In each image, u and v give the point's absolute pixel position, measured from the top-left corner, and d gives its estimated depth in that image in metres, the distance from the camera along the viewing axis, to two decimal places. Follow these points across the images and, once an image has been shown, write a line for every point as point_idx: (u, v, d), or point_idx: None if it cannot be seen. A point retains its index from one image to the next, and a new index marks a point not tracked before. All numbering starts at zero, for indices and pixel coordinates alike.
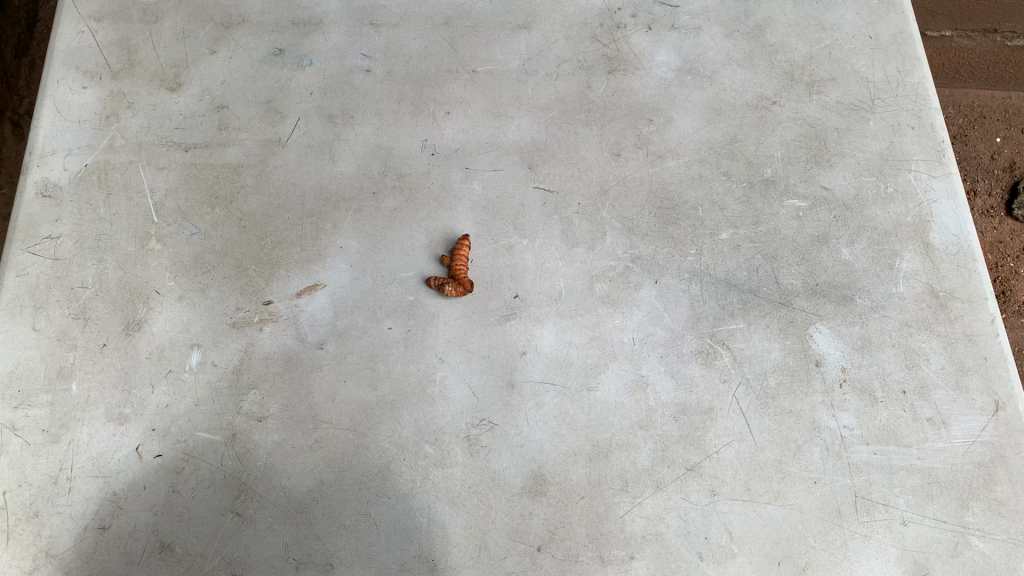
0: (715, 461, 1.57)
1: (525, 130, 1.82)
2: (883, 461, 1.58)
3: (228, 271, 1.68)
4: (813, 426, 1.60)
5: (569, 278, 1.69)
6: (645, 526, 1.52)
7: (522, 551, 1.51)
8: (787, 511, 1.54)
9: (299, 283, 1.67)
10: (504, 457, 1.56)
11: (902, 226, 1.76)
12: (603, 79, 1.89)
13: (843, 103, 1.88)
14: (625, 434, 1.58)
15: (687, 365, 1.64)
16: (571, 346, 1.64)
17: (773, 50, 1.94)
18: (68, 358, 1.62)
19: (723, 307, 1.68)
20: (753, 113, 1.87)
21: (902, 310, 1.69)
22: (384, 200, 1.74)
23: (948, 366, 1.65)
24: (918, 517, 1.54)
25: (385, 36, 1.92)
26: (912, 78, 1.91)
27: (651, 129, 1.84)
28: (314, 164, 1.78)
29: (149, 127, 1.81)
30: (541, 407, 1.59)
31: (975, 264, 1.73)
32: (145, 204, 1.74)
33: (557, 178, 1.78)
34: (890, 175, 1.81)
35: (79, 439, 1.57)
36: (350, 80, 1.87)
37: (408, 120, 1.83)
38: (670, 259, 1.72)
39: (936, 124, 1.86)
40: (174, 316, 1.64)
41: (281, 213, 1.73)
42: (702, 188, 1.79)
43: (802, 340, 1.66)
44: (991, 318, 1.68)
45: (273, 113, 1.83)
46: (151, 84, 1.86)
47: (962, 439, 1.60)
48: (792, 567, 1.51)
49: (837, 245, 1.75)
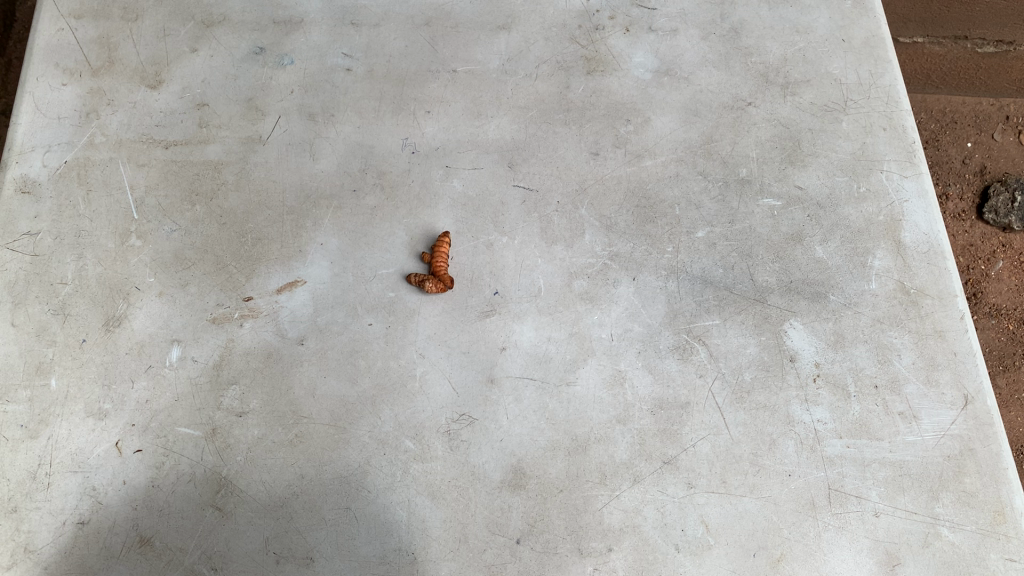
0: (692, 454, 1.59)
1: (504, 129, 1.84)
2: (856, 454, 1.61)
3: (209, 268, 1.68)
4: (788, 420, 1.63)
5: (548, 275, 1.71)
6: (623, 519, 1.54)
7: (502, 543, 1.52)
8: (762, 504, 1.57)
9: (279, 279, 1.68)
10: (483, 451, 1.57)
11: (875, 224, 1.80)
12: (582, 80, 1.91)
13: (817, 105, 1.92)
14: (603, 428, 1.60)
15: (665, 360, 1.66)
16: (550, 342, 1.66)
17: (748, 51, 1.98)
18: (48, 354, 1.62)
19: (700, 303, 1.71)
20: (728, 114, 1.90)
21: (874, 306, 1.73)
22: (365, 197, 1.76)
23: (919, 361, 1.69)
24: (890, 509, 1.57)
25: (365, 35, 1.94)
26: (883, 81, 1.95)
27: (628, 129, 1.87)
28: (295, 161, 1.79)
29: (129, 124, 1.82)
30: (520, 402, 1.61)
31: (945, 263, 1.77)
32: (125, 200, 1.74)
33: (537, 177, 1.80)
34: (863, 175, 1.85)
35: (58, 434, 1.56)
36: (330, 78, 1.88)
37: (388, 119, 1.84)
38: (648, 255, 1.74)
39: (907, 125, 1.90)
40: (154, 312, 1.65)
41: (262, 211, 1.74)
42: (679, 187, 1.81)
43: (777, 336, 1.69)
44: (960, 314, 1.72)
45: (254, 111, 1.84)
46: (131, 81, 1.86)
47: (932, 432, 1.63)
48: (767, 559, 1.54)
49: (811, 244, 1.78)
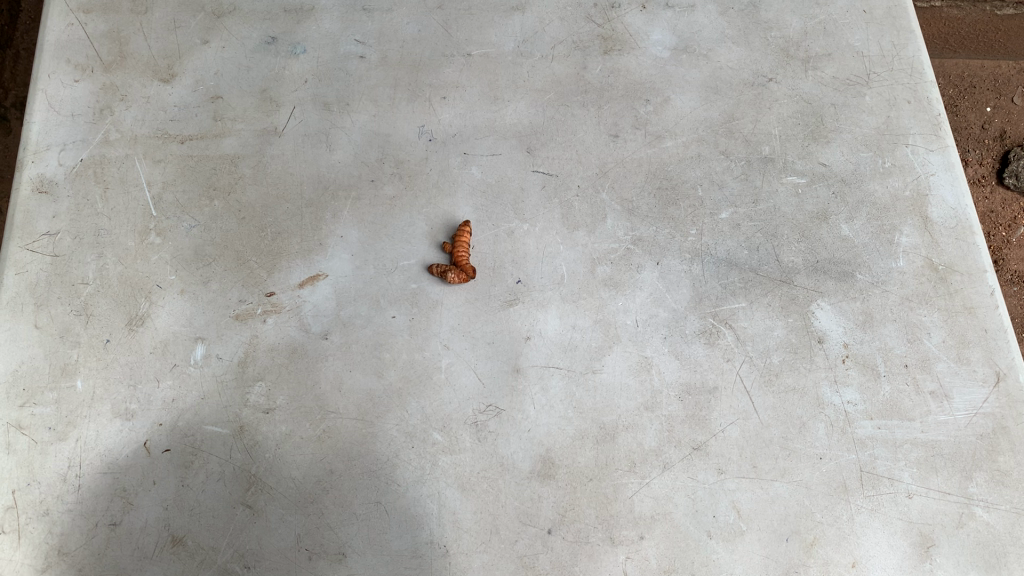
0: (721, 439, 1.58)
1: (522, 113, 1.82)
2: (887, 435, 1.59)
3: (230, 264, 1.67)
4: (817, 402, 1.62)
5: (572, 262, 1.69)
6: (654, 506, 1.54)
7: (533, 534, 1.51)
8: (793, 488, 1.56)
9: (301, 273, 1.67)
10: (512, 442, 1.56)
11: (901, 200, 1.78)
12: (599, 60, 1.88)
13: (839, 79, 1.88)
14: (632, 415, 1.59)
15: (691, 345, 1.65)
16: (576, 329, 1.65)
17: (767, 26, 1.94)
18: (72, 355, 1.61)
19: (725, 286, 1.69)
20: (749, 91, 1.87)
21: (903, 284, 1.71)
22: (384, 187, 1.74)
23: (949, 339, 1.67)
24: (923, 490, 1.56)
25: (378, 21, 1.91)
26: (907, 52, 1.91)
27: (648, 109, 1.84)
28: (311, 153, 1.77)
29: (144, 120, 1.79)
30: (547, 391, 1.60)
31: (974, 237, 1.74)
32: (142, 197, 1.73)
33: (557, 162, 1.78)
34: (888, 150, 1.82)
35: (86, 436, 1.56)
36: (344, 66, 1.86)
37: (404, 106, 1.82)
38: (672, 239, 1.72)
39: (931, 97, 1.86)
40: (177, 310, 1.63)
41: (280, 204, 1.72)
42: (701, 167, 1.79)
43: (804, 317, 1.68)
44: (990, 290, 1.70)
45: (269, 102, 1.81)
46: (144, 75, 1.83)
47: (964, 411, 1.62)
48: (800, 543, 1.53)
49: (836, 223, 1.76)
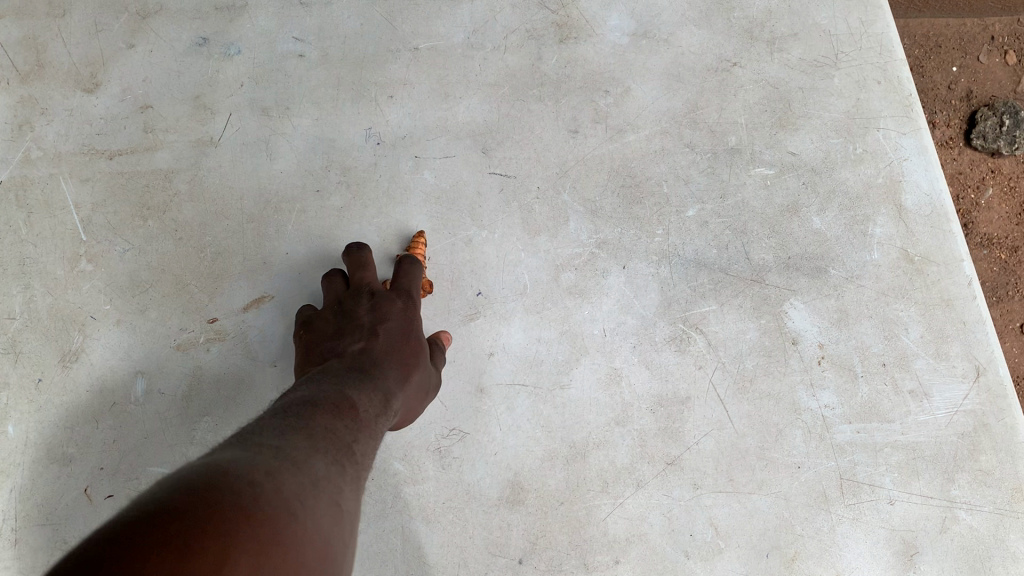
0: (696, 452, 1.52)
1: (475, 111, 1.71)
2: (867, 439, 1.54)
3: (168, 289, 1.57)
4: (793, 408, 1.55)
5: (533, 270, 1.61)
6: (629, 528, 1.49)
7: (504, 565, 1.46)
8: (772, 501, 1.51)
9: (245, 295, 1.57)
10: (478, 467, 1.50)
11: (874, 188, 1.68)
12: (554, 49, 1.76)
13: (806, 61, 1.76)
14: (602, 431, 1.53)
15: (662, 353, 1.57)
16: (541, 342, 1.57)
17: (729, 5, 1.80)
18: (2, 399, 1.51)
19: (694, 289, 1.62)
20: (713, 77, 1.76)
21: (878, 278, 1.63)
22: (330, 198, 1.64)
23: (928, 335, 1.60)
24: (905, 496, 1.51)
25: (316, 15, 1.77)
26: (876, 29, 1.78)
27: (608, 101, 1.73)
28: (251, 163, 1.65)
29: (68, 135, 1.67)
30: (513, 411, 1.53)
31: (949, 225, 1.65)
32: (70, 221, 1.61)
33: (514, 162, 1.68)
34: (859, 135, 1.71)
35: (22, 484, 1.46)
36: (282, 67, 1.73)
37: (349, 107, 1.70)
38: (638, 240, 1.64)
39: (902, 77, 1.74)
40: (113, 343, 1.53)
41: (220, 221, 1.61)
42: (665, 162, 1.70)
43: (777, 318, 1.60)
44: (968, 280, 1.62)
45: (202, 110, 1.69)
46: (66, 86, 1.70)
47: (945, 410, 1.56)
48: (780, 558, 1.48)
49: (807, 216, 1.67)
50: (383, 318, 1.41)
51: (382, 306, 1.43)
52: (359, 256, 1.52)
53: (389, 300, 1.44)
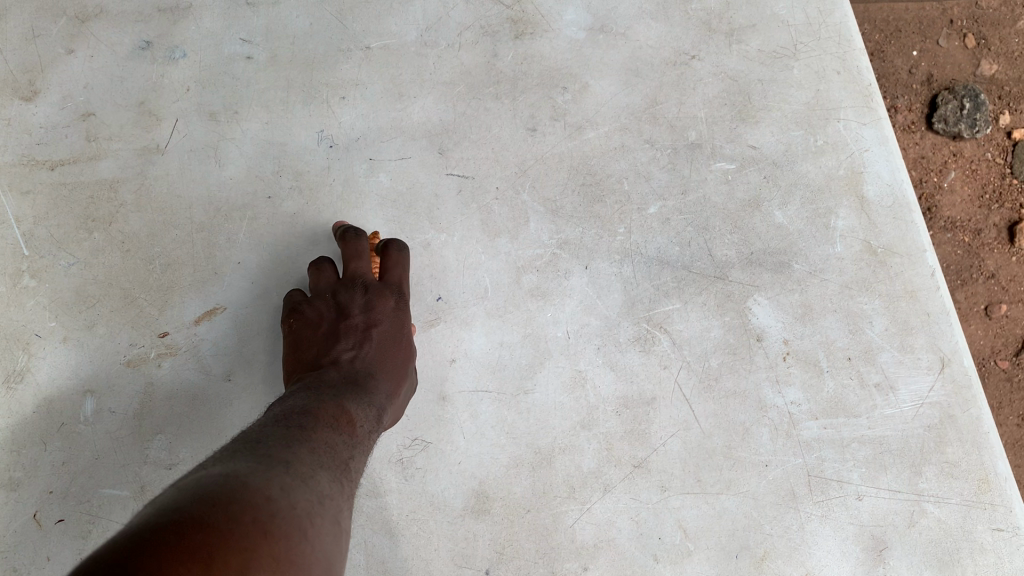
0: (662, 454, 1.51)
1: (430, 111, 1.67)
2: (834, 435, 1.53)
3: (116, 304, 1.52)
4: (759, 407, 1.54)
5: (493, 272, 1.58)
6: (597, 533, 1.47)
7: None
8: (740, 500, 1.50)
9: (196, 308, 1.52)
10: (442, 477, 1.48)
11: (835, 180, 1.66)
12: (509, 46, 1.72)
13: (765, 52, 1.74)
14: (568, 436, 1.51)
15: (626, 354, 1.55)
16: (503, 347, 1.54)
17: None
18: None
19: (657, 288, 1.59)
20: (672, 71, 1.72)
21: (841, 271, 1.61)
22: (282, 204, 1.59)
23: (892, 327, 1.58)
24: (872, 491, 1.51)
25: (264, 15, 1.71)
26: (834, 18, 1.75)
27: (566, 97, 1.70)
28: (199, 171, 1.60)
29: (6, 146, 1.61)
30: (476, 418, 1.51)
31: (912, 215, 1.63)
32: (11, 236, 1.55)
33: (471, 162, 1.64)
34: (819, 127, 1.69)
35: None
36: (229, 70, 1.67)
37: (299, 110, 1.65)
38: (599, 239, 1.61)
39: (862, 66, 1.72)
40: (60, 362, 1.49)
41: (168, 231, 1.56)
42: (625, 159, 1.67)
43: (742, 315, 1.58)
44: (931, 270, 1.60)
45: (147, 116, 1.63)
46: (3, 94, 1.64)
47: (911, 403, 1.55)
48: (749, 559, 1.48)
49: (769, 210, 1.64)
50: (375, 321, 1.47)
51: (375, 307, 1.48)
52: (354, 244, 1.49)
53: (380, 302, 1.48)
